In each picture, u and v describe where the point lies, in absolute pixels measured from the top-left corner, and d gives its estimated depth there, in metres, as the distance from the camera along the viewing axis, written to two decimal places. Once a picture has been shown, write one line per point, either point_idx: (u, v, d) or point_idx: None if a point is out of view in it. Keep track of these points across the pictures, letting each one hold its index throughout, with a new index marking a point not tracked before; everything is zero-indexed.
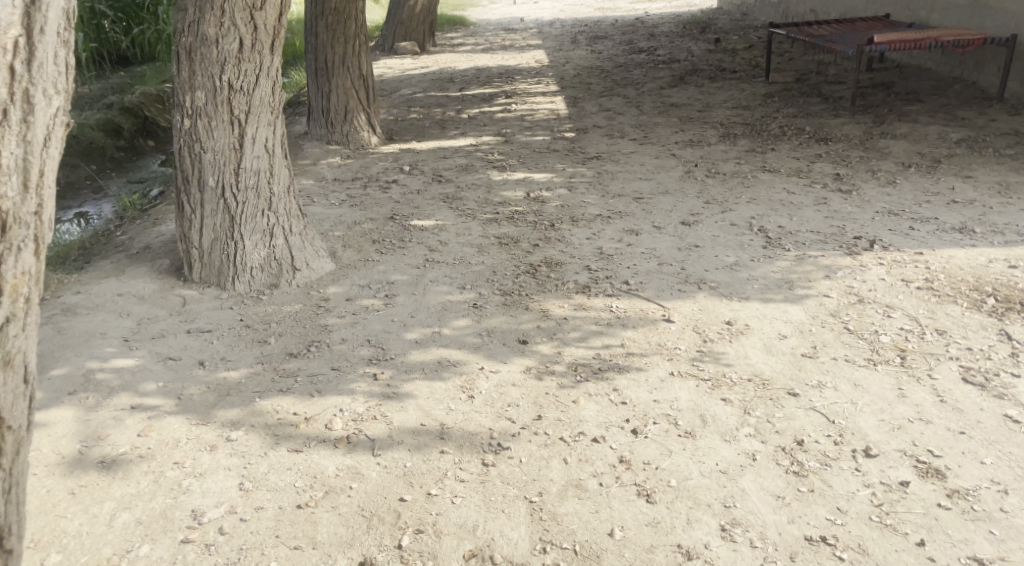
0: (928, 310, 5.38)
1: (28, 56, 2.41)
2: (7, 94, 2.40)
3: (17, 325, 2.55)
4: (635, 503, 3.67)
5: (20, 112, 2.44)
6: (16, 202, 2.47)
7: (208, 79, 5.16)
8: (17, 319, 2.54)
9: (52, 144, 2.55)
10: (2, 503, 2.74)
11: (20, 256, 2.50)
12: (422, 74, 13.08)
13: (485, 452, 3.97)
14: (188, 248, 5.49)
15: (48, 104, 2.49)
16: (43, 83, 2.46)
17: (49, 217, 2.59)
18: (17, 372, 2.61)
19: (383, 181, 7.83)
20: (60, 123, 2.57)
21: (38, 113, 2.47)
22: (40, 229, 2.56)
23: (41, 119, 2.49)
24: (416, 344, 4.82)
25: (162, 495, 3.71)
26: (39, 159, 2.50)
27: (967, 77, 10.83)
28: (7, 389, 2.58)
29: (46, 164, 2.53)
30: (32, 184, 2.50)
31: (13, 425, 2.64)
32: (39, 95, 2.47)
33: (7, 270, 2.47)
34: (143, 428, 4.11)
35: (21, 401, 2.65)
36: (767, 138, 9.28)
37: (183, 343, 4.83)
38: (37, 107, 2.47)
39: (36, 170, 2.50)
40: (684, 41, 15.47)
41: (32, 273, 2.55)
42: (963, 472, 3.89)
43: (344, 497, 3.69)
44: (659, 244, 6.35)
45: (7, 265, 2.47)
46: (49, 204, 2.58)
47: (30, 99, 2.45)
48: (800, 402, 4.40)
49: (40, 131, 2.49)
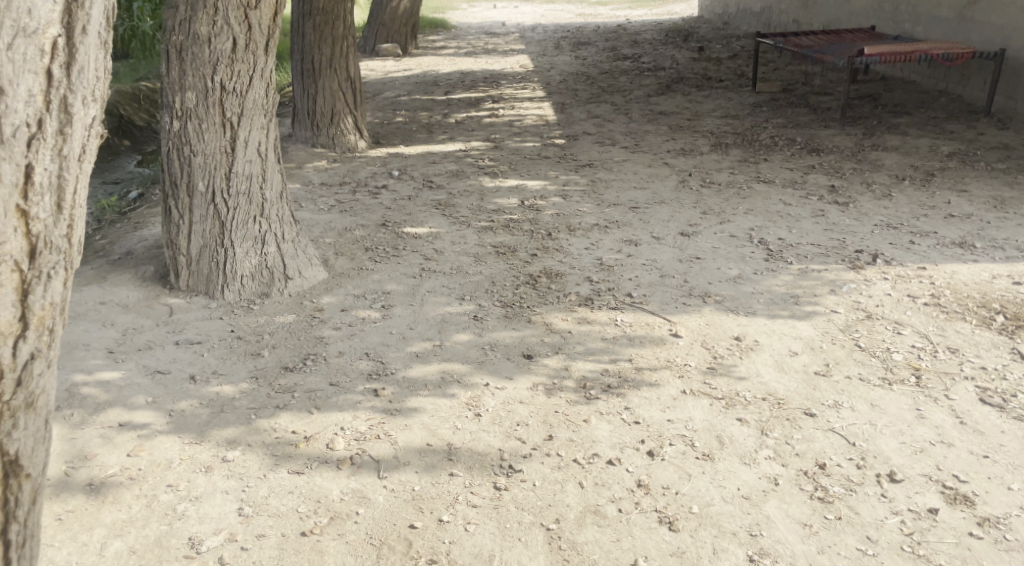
0: (938, 327, 5.25)
1: (67, 59, 1.99)
2: (43, 102, 1.97)
3: (42, 362, 2.17)
4: (657, 531, 3.49)
5: (57, 122, 2.01)
6: (48, 225, 2.05)
7: (199, 80, 4.92)
8: (42, 355, 2.16)
9: (86, 159, 2.12)
10: (16, 560, 2.37)
11: (49, 284, 2.10)
12: (404, 77, 12.87)
13: (496, 475, 3.77)
14: (175, 254, 5.25)
15: (85, 113, 2.07)
16: (83, 90, 2.04)
17: (79, 238, 2.18)
18: (39, 414, 2.25)
19: (372, 186, 7.61)
20: (95, 135, 2.14)
21: (76, 123, 2.05)
22: (70, 253, 2.15)
23: (78, 131, 2.06)
24: (417, 358, 4.63)
25: (155, 522, 3.48)
26: (75, 177, 2.09)
27: (953, 90, 10.80)
28: (27, 433, 2.22)
29: (82, 183, 2.11)
30: (66, 205, 2.08)
31: (31, 472, 2.30)
32: (78, 104, 2.04)
33: (35, 301, 2.08)
34: (133, 448, 3.89)
35: (42, 446, 2.30)
36: (759, 148, 9.17)
37: (171, 355, 4.62)
38: (75, 118, 2.04)
39: (71, 189, 2.08)
40: (668, 48, 15.41)
41: (59, 303, 2.15)
42: (991, 499, 3.76)
43: (351, 524, 3.48)
44: (659, 255, 6.19)
45: (35, 296, 2.07)
46: (80, 224, 2.17)
47: (69, 107, 2.02)
48: (818, 423, 4.24)
49: (77, 144, 2.07)
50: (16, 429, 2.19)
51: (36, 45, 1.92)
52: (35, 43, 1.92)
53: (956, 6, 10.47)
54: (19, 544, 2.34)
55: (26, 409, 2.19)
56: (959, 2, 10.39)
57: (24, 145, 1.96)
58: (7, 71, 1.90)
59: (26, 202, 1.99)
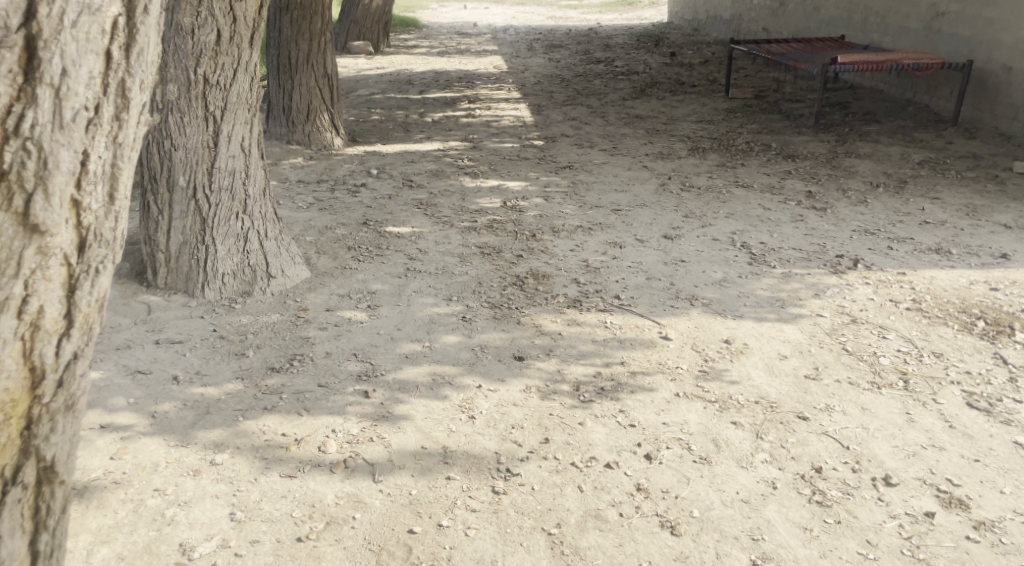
0: (921, 331, 5.22)
1: (127, 40, 2.05)
2: (101, 86, 2.03)
3: (84, 363, 2.23)
4: (659, 536, 3.46)
5: (113, 107, 2.08)
6: (99, 216, 2.13)
7: (181, 72, 4.79)
8: (83, 355, 2.21)
9: (137, 146, 2.20)
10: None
11: (96, 281, 2.17)
12: (377, 75, 12.78)
13: (494, 479, 3.72)
14: (153, 251, 5.12)
15: (140, 99, 2.14)
16: (139, 75, 2.11)
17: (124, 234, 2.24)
18: (77, 417, 2.28)
19: (350, 184, 7.52)
20: (144, 123, 2.21)
21: (132, 109, 2.12)
22: (116, 249, 2.22)
23: (133, 117, 2.14)
24: (407, 360, 4.55)
25: (144, 527, 3.38)
26: (127, 165, 2.17)
27: (920, 99, 10.85)
28: (64, 437, 2.25)
29: (133, 171, 2.19)
30: (118, 196, 2.17)
31: (64, 479, 2.32)
32: (134, 89, 2.11)
33: (82, 298, 2.15)
34: (116, 450, 3.78)
35: (76, 452, 2.33)
36: (736, 153, 9.19)
37: (152, 354, 4.51)
38: (131, 103, 2.12)
39: (123, 178, 2.17)
40: (640, 52, 15.46)
41: (103, 300, 2.22)
42: (985, 503, 3.76)
43: (347, 529, 3.41)
44: (644, 258, 6.15)
45: (82, 292, 2.14)
46: (125, 219, 2.24)
47: (126, 92, 2.09)
48: (811, 427, 4.22)
49: (131, 131, 2.15)
50: (53, 434, 2.21)
51: (99, 23, 1.98)
52: (98, 21, 1.98)
53: (924, 17, 10.56)
54: (48, 555, 2.36)
55: (65, 413, 2.23)
56: (927, 13, 10.48)
57: (83, 129, 2.03)
58: (70, 52, 1.95)
59: (81, 191, 2.07)
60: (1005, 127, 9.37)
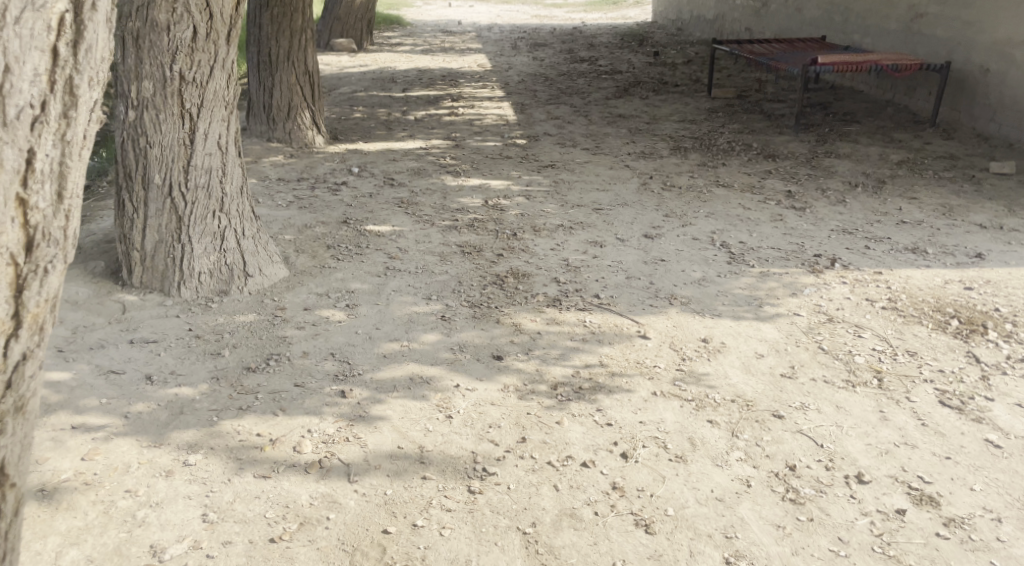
0: (896, 330, 5.26)
1: (74, 37, 2.09)
2: (47, 82, 2.07)
3: (34, 364, 2.25)
4: (634, 534, 3.50)
5: (60, 105, 2.11)
6: (47, 215, 2.15)
7: (156, 68, 4.78)
8: (33, 355, 2.24)
9: (88, 145, 2.22)
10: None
11: (45, 281, 2.19)
12: (360, 73, 12.78)
13: (469, 478, 3.74)
14: (128, 250, 5.11)
15: (90, 95, 2.17)
16: (88, 71, 2.14)
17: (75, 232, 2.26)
18: (28, 419, 2.31)
19: (331, 182, 7.53)
20: (96, 121, 2.23)
21: (81, 106, 2.15)
22: (66, 248, 2.23)
23: (83, 114, 2.17)
24: (385, 360, 4.56)
25: (114, 529, 3.39)
26: (76, 163, 2.19)
27: (899, 99, 10.92)
28: (14, 439, 2.29)
29: (83, 169, 2.21)
30: (67, 195, 2.18)
31: (15, 482, 2.36)
32: (84, 86, 2.15)
33: (30, 298, 2.17)
34: (88, 451, 3.78)
35: (28, 454, 2.37)
36: (717, 153, 9.23)
37: (125, 354, 4.51)
38: (80, 100, 2.15)
39: (72, 176, 2.18)
40: (624, 51, 15.51)
41: (53, 300, 2.24)
42: (955, 500, 3.81)
43: (321, 530, 3.43)
44: (624, 257, 6.18)
45: (30, 293, 2.16)
46: (77, 217, 2.25)
47: (74, 89, 2.12)
48: (786, 425, 4.26)
49: (80, 129, 2.17)
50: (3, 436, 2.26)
51: (42, 19, 2.02)
52: (42, 17, 2.02)
53: (903, 19, 10.62)
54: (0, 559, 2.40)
55: (14, 414, 2.26)
56: (907, 15, 10.54)
57: (28, 127, 2.06)
58: (13, 48, 2.00)
59: (27, 188, 2.09)
60: (982, 128, 9.44)
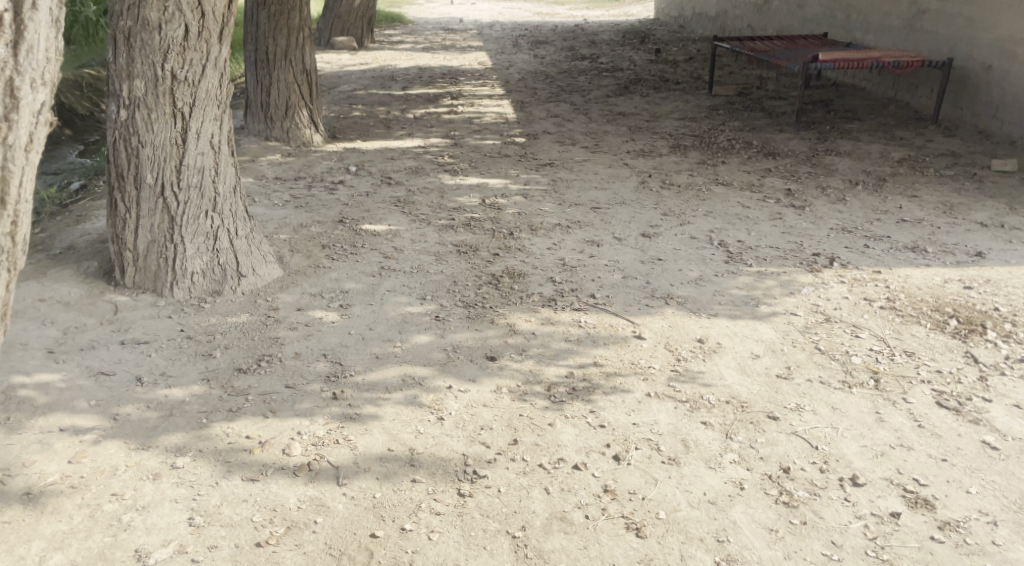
0: (894, 330, 5.22)
1: (14, 37, 2.42)
2: None
3: None
4: (624, 538, 3.51)
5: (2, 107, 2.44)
6: None
7: (148, 68, 4.75)
8: None
9: (32, 146, 2.56)
10: None
11: None
12: (361, 71, 12.74)
13: (459, 481, 3.75)
14: (121, 250, 5.10)
15: (32, 97, 2.50)
16: (29, 72, 2.47)
17: (21, 238, 2.62)
18: None
19: (328, 181, 7.51)
20: (43, 123, 2.58)
21: (22, 108, 2.48)
22: (11, 256, 2.61)
23: (24, 117, 2.50)
24: (378, 361, 4.54)
25: (99, 533, 3.45)
26: (16, 167, 2.51)
27: (901, 97, 10.85)
28: None
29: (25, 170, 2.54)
30: (8, 202, 2.53)
31: None
32: (25, 87, 2.47)
33: None
34: (75, 454, 3.81)
35: None
36: (717, 151, 9.19)
37: (116, 354, 4.50)
38: (21, 102, 2.47)
39: (15, 179, 2.52)
40: (626, 49, 15.45)
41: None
42: (951, 503, 3.77)
43: (309, 534, 3.47)
44: (621, 256, 6.15)
45: None
46: (24, 223, 2.62)
47: (15, 92, 2.46)
48: (781, 427, 4.22)
49: (21, 132, 2.50)
50: None
51: None
52: None
53: (905, 15, 10.56)
54: None
55: None
56: (909, 11, 10.47)
57: None
58: None
59: None
60: (985, 125, 9.38)
